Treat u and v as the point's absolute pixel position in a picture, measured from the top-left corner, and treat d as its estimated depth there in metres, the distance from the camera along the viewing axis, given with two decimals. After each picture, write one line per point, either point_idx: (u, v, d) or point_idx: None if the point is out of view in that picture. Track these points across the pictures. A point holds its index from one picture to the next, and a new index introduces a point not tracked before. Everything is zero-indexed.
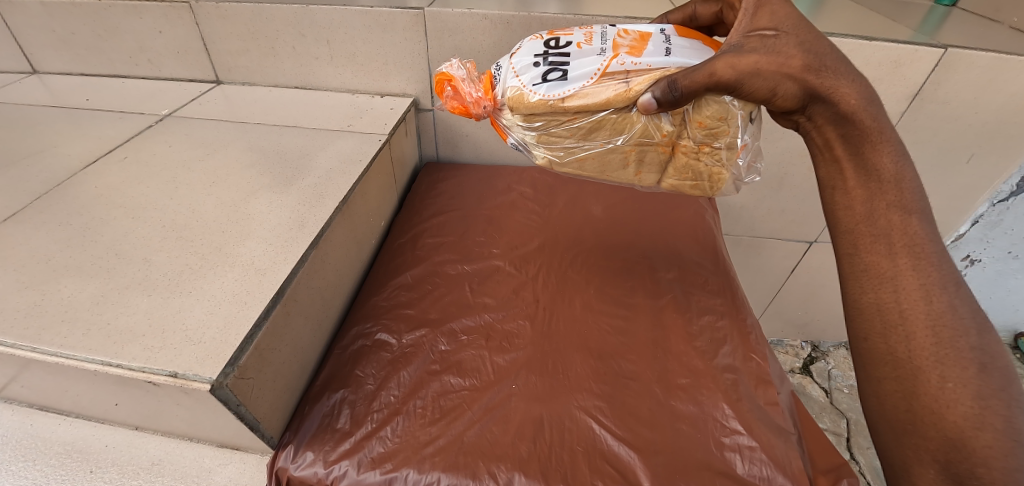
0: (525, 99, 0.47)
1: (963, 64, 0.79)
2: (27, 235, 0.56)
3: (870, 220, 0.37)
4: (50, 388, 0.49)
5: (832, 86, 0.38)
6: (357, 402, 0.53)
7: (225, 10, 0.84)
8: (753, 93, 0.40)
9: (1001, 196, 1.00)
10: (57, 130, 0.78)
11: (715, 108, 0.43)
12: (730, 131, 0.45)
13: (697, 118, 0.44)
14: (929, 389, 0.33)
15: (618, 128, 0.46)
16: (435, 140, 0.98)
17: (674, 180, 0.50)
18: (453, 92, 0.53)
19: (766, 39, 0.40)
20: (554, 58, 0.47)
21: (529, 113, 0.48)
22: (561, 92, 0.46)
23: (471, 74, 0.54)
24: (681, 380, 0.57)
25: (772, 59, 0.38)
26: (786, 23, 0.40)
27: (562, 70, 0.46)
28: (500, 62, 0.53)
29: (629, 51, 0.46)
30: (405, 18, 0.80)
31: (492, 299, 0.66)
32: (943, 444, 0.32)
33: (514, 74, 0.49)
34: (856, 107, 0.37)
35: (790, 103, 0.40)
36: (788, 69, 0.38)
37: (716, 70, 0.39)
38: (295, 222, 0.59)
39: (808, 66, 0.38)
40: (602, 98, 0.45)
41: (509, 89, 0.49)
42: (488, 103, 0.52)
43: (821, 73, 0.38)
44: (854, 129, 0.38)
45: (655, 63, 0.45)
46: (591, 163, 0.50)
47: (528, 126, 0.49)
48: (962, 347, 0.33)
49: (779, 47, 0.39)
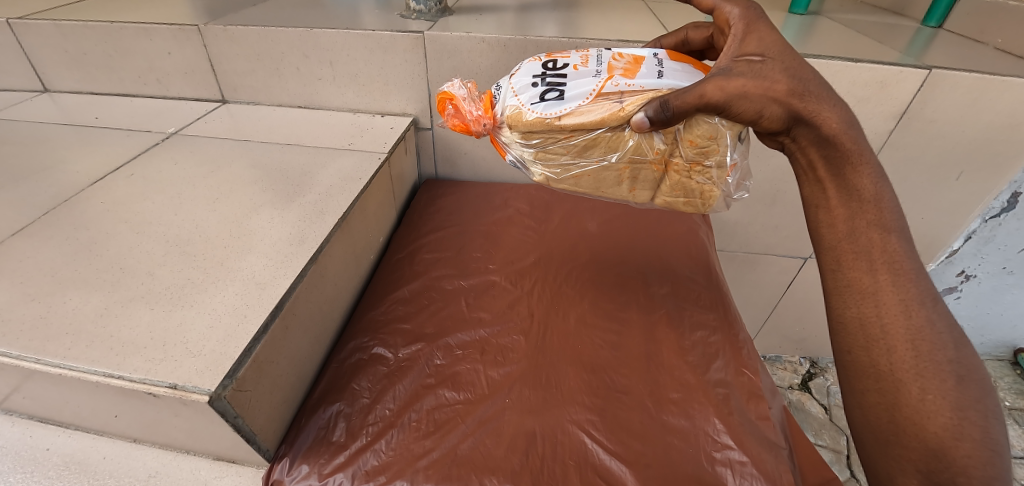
0: (522, 117, 0.49)
1: (948, 84, 0.81)
2: (35, 249, 0.57)
3: (852, 237, 0.38)
4: (51, 399, 0.50)
5: (814, 110, 0.39)
6: (353, 415, 0.53)
7: (233, 33, 0.87)
8: (740, 115, 0.41)
9: (992, 213, 1.02)
10: (66, 147, 0.81)
11: (705, 128, 0.45)
12: (719, 150, 0.46)
13: (688, 137, 0.46)
14: (910, 401, 0.34)
15: (612, 146, 0.48)
16: (433, 158, 1.00)
17: (666, 197, 0.52)
18: (455, 110, 0.55)
19: (753, 64, 0.41)
20: (551, 79, 0.49)
21: (526, 131, 0.50)
22: (558, 110, 0.47)
23: (472, 93, 0.56)
24: (673, 394, 0.57)
25: (758, 83, 0.40)
26: (772, 49, 0.42)
27: (559, 90, 0.48)
28: (500, 82, 0.55)
29: (623, 73, 0.48)
30: (405, 41, 0.83)
31: (487, 313, 0.67)
32: (925, 454, 0.33)
33: (513, 95, 0.51)
34: (837, 131, 0.39)
35: (775, 124, 0.41)
36: (773, 93, 0.40)
37: (706, 91, 0.40)
38: (295, 237, 0.60)
39: (793, 90, 0.40)
40: (597, 117, 0.47)
41: (507, 108, 0.51)
42: (488, 121, 0.53)
43: (804, 97, 0.40)
44: (835, 151, 0.39)
45: (648, 85, 0.47)
46: (587, 180, 0.52)
47: (526, 143, 0.51)
48: (940, 359, 0.34)
49: (765, 72, 0.40)
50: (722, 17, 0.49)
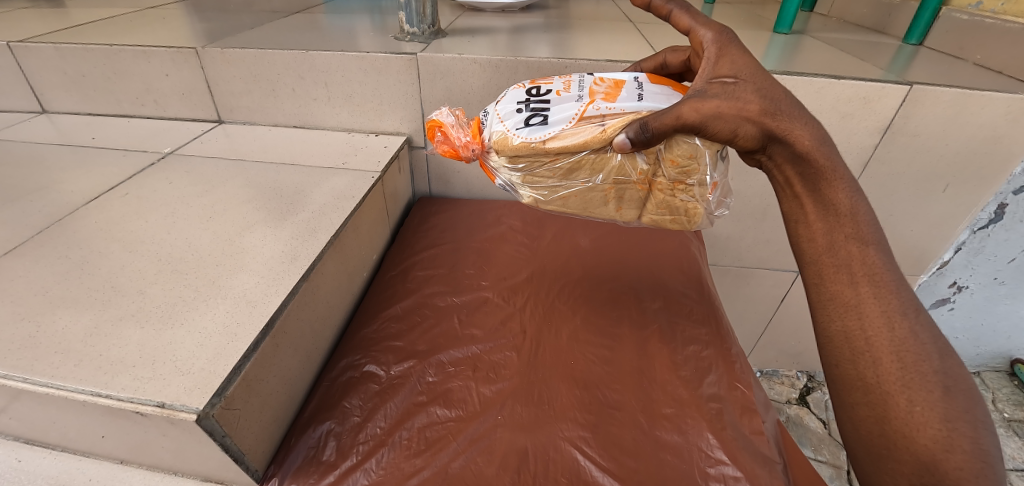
0: (509, 142, 0.50)
1: (930, 99, 0.83)
2: (26, 268, 0.58)
3: (831, 251, 0.39)
4: (38, 419, 0.49)
5: (787, 128, 0.40)
6: (343, 434, 0.53)
7: (229, 55, 0.89)
8: (716, 135, 0.42)
9: (980, 224, 1.03)
10: (62, 167, 0.81)
11: (685, 148, 0.46)
12: (700, 169, 0.47)
13: (669, 157, 0.47)
14: (899, 413, 0.34)
15: (596, 168, 0.49)
16: (427, 177, 1.01)
17: (653, 215, 0.52)
18: (444, 137, 0.56)
19: (726, 85, 0.42)
20: (536, 105, 0.51)
21: (513, 155, 0.51)
22: (542, 135, 0.49)
23: (460, 120, 0.57)
24: (666, 410, 0.57)
25: (732, 104, 0.41)
26: (745, 71, 0.43)
27: (543, 115, 0.50)
28: (487, 108, 0.56)
29: (604, 97, 0.49)
30: (399, 62, 0.85)
31: (480, 330, 0.67)
32: (917, 468, 0.33)
33: (499, 121, 0.52)
34: (810, 147, 0.40)
35: (750, 143, 0.42)
36: (746, 113, 0.41)
37: (681, 113, 0.41)
38: (288, 255, 0.61)
39: (765, 110, 0.41)
40: (580, 139, 0.48)
41: (494, 133, 0.52)
42: (476, 147, 0.54)
43: (777, 116, 0.41)
44: (809, 168, 0.40)
45: (628, 107, 0.48)
46: (574, 200, 0.53)
47: (513, 167, 0.52)
48: (926, 370, 0.35)
49: (738, 93, 0.42)
50: (697, 41, 0.50)
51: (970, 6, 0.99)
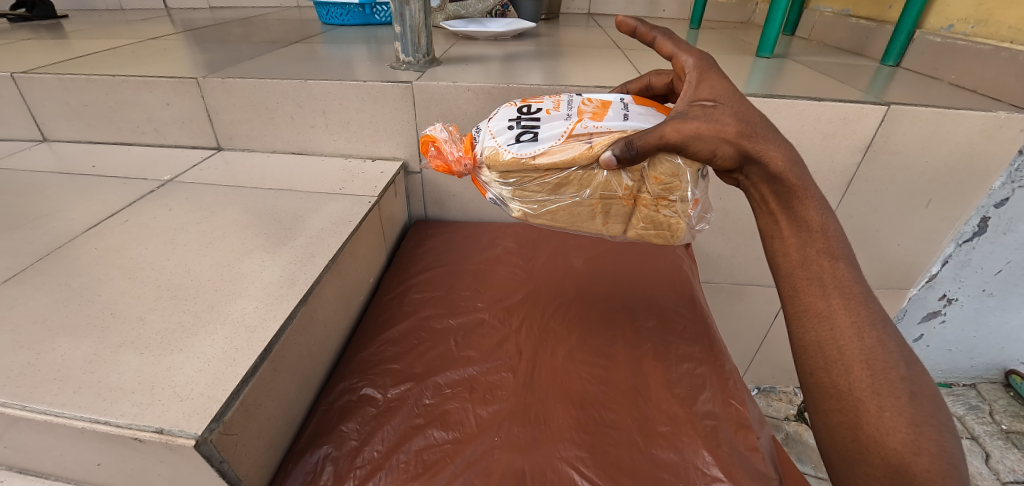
0: (500, 157, 0.52)
1: (907, 118, 0.86)
2: (26, 295, 0.58)
3: (805, 265, 0.41)
4: (33, 447, 0.49)
5: (762, 150, 0.42)
6: (341, 459, 0.53)
7: (230, 85, 0.92)
8: (695, 154, 0.44)
9: (965, 237, 1.04)
10: (62, 195, 0.82)
11: (668, 166, 0.48)
12: (682, 186, 0.49)
13: (653, 174, 0.49)
14: (870, 419, 0.36)
15: (583, 183, 0.51)
16: (422, 200, 1.03)
17: (637, 229, 0.54)
18: (436, 152, 0.58)
19: (706, 108, 0.44)
20: (526, 122, 0.53)
21: (504, 171, 0.53)
22: (532, 151, 0.51)
23: (453, 136, 0.59)
24: (662, 428, 0.58)
25: (711, 126, 0.43)
26: (723, 96, 0.45)
27: (534, 132, 0.52)
28: (480, 125, 0.58)
29: (591, 117, 0.51)
30: (394, 90, 0.88)
31: (476, 352, 0.68)
32: (888, 472, 0.34)
33: (491, 136, 0.54)
34: (784, 168, 0.42)
35: (728, 163, 0.44)
36: (724, 135, 0.43)
37: (665, 133, 0.43)
38: (286, 280, 0.62)
39: (742, 132, 0.43)
40: (569, 156, 0.49)
41: (486, 149, 0.54)
42: (468, 162, 0.56)
43: (753, 138, 0.43)
44: (783, 188, 0.42)
45: (614, 127, 0.50)
46: (562, 214, 0.54)
47: (504, 182, 0.54)
48: (894, 377, 0.36)
49: (717, 115, 0.43)
50: (679, 67, 0.53)
51: (943, 29, 1.04)
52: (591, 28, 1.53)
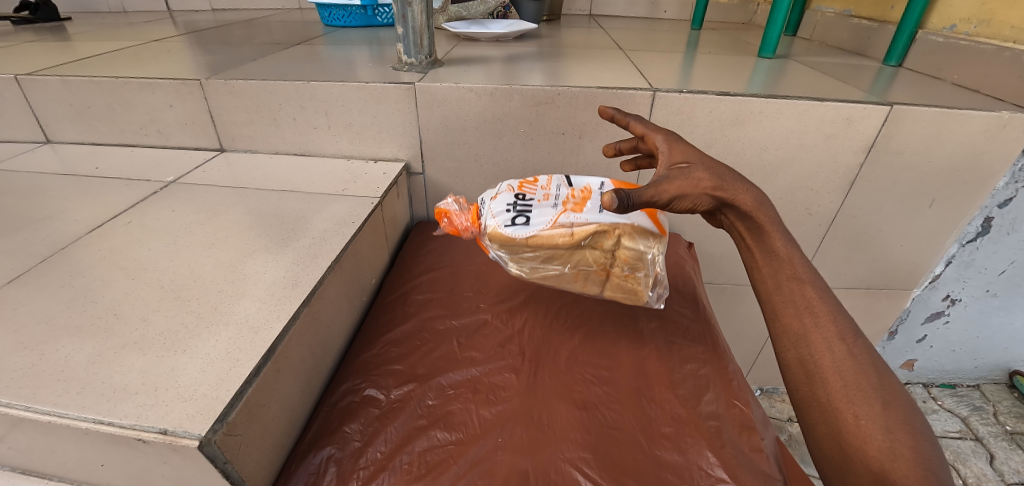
0: (500, 235, 0.62)
1: (909, 118, 0.86)
2: (30, 297, 0.58)
3: (779, 291, 0.44)
4: (38, 449, 0.49)
5: (734, 196, 0.45)
6: (344, 460, 0.53)
7: (233, 87, 0.92)
8: (679, 208, 0.46)
9: (968, 237, 1.04)
10: (66, 197, 0.83)
11: (631, 251, 0.61)
12: (643, 266, 0.62)
13: (620, 254, 0.61)
14: (849, 426, 0.37)
15: (567, 259, 0.63)
16: (425, 202, 1.03)
17: (613, 291, 0.66)
18: (448, 221, 0.71)
19: (682, 168, 0.45)
20: (521, 207, 0.64)
21: (504, 245, 0.63)
22: (525, 233, 0.61)
23: (462, 206, 0.72)
24: (666, 429, 0.57)
25: (690, 183, 0.44)
26: (692, 157, 0.47)
27: (526, 216, 0.63)
28: (483, 199, 0.70)
29: (574, 209, 0.62)
30: (397, 92, 0.88)
31: (479, 352, 0.68)
32: (869, 476, 0.35)
33: (491, 216, 0.64)
34: (752, 208, 0.45)
35: (708, 209, 0.46)
36: (703, 188, 0.44)
37: (653, 192, 0.43)
38: (289, 281, 0.62)
39: (717, 184, 0.45)
40: (554, 238, 0.60)
41: (488, 226, 0.64)
42: (475, 229, 0.68)
43: (726, 187, 0.45)
44: (754, 224, 0.45)
45: (593, 218, 0.61)
46: (551, 278, 0.66)
47: (504, 252, 0.65)
48: (867, 387, 0.38)
49: (692, 173, 0.45)
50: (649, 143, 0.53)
51: (945, 29, 1.04)
52: (593, 29, 1.54)
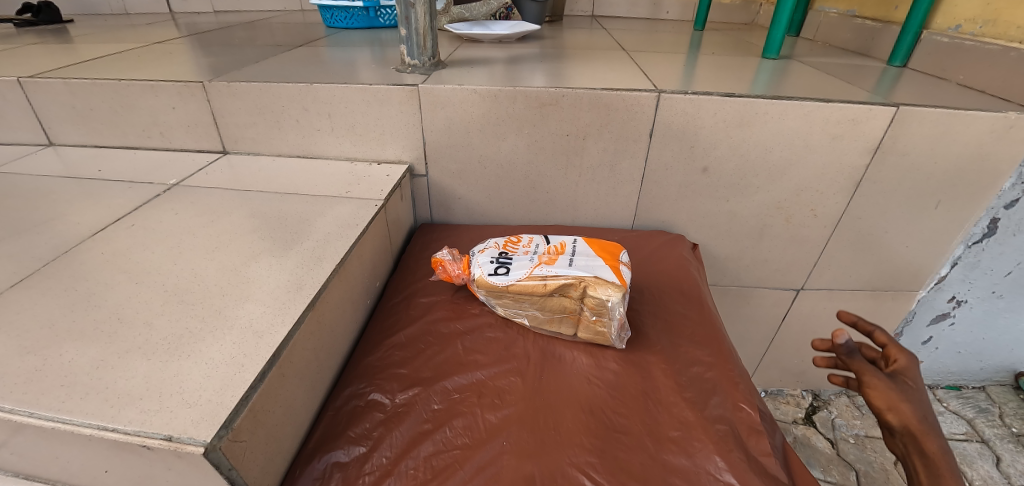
0: (483, 282, 0.71)
1: (916, 119, 0.86)
2: (33, 301, 0.58)
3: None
4: (41, 454, 0.48)
5: (918, 434, 0.54)
6: (349, 465, 0.53)
7: (236, 89, 0.92)
8: (875, 405, 0.58)
9: (974, 239, 1.04)
10: (69, 199, 0.82)
11: (594, 300, 0.65)
12: (607, 312, 0.65)
13: (586, 301, 0.65)
14: None
15: (540, 303, 0.68)
16: (428, 204, 1.02)
17: (584, 333, 0.68)
18: (443, 268, 0.78)
19: (900, 383, 0.58)
20: (504, 261, 0.72)
21: (487, 291, 0.71)
22: (503, 281, 0.69)
23: (455, 255, 0.79)
24: (673, 433, 0.57)
25: (887, 390, 0.58)
26: (910, 378, 0.59)
27: (507, 267, 0.71)
28: (476, 251, 0.78)
29: (547, 263, 0.69)
30: (400, 93, 0.88)
31: (484, 356, 0.67)
32: None
33: (477, 266, 0.73)
34: (919, 428, 0.55)
35: (893, 424, 0.56)
36: (896, 405, 0.56)
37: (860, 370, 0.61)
38: (292, 284, 0.61)
39: (917, 421, 0.55)
40: (527, 286, 0.67)
41: (474, 275, 0.73)
42: (465, 276, 0.75)
43: (924, 431, 0.55)
44: (933, 466, 0.52)
45: (562, 271, 0.67)
46: (528, 322, 0.71)
47: (489, 296, 0.72)
48: None
49: (901, 388, 0.58)
50: (890, 355, 0.62)
51: (950, 29, 1.03)
52: (595, 30, 1.53)
